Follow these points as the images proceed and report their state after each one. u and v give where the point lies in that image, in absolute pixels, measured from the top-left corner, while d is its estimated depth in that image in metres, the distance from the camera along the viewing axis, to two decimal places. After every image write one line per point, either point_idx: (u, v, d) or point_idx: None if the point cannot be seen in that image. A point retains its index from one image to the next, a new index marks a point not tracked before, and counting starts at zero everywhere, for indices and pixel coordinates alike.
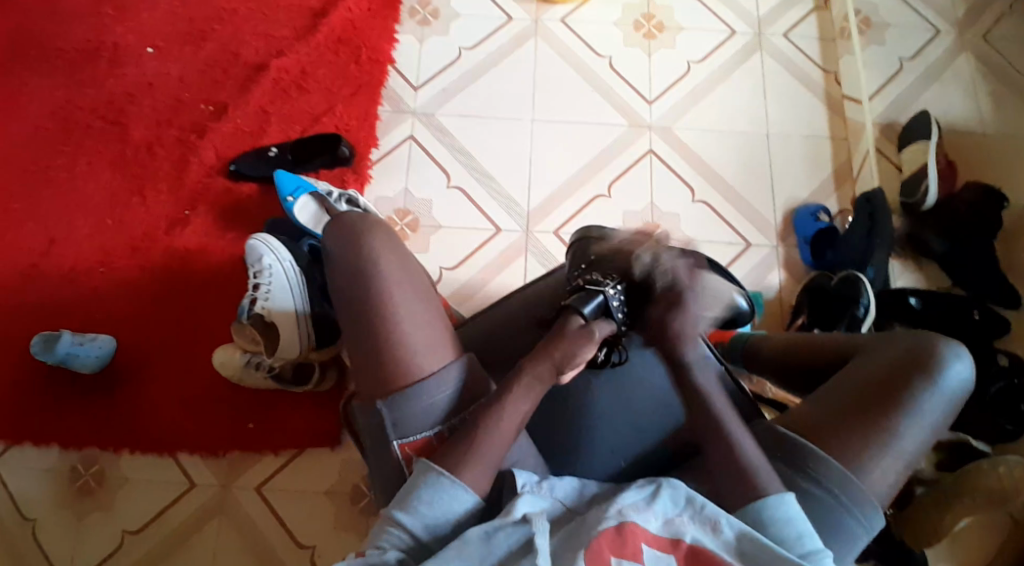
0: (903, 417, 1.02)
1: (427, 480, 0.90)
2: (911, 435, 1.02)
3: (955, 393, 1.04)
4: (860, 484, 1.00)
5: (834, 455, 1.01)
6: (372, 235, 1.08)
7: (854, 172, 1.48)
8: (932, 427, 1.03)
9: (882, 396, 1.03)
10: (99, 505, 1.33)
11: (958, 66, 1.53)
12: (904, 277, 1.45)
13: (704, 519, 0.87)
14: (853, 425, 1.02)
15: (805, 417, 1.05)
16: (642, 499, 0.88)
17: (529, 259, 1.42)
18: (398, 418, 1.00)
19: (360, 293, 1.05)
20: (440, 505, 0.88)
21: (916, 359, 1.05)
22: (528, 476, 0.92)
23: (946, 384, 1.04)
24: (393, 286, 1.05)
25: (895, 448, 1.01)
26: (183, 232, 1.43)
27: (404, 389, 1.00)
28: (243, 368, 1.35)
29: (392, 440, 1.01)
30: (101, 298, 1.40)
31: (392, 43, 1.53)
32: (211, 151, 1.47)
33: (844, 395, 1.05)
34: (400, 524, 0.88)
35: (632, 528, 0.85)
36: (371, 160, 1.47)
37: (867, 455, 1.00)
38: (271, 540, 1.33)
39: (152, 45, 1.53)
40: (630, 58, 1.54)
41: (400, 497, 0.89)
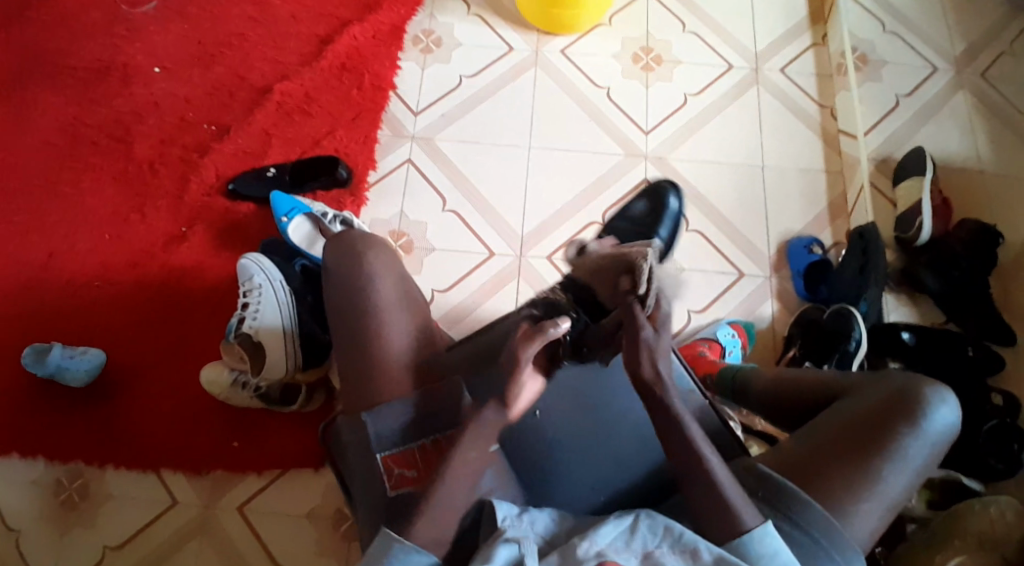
0: (887, 462, 1.02)
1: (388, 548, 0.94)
2: (894, 480, 1.02)
3: (939, 437, 1.04)
4: (840, 528, 1.00)
5: (815, 498, 1.01)
6: (373, 257, 1.13)
7: (849, 206, 1.49)
8: (916, 472, 1.03)
9: (867, 441, 1.03)
10: (82, 520, 1.34)
11: (954, 105, 1.54)
12: (898, 312, 1.45)
13: (683, 547, 0.91)
14: (835, 468, 1.02)
15: (789, 457, 1.05)
16: (621, 532, 0.91)
17: (521, 284, 1.43)
18: (381, 432, 1.04)
19: (354, 307, 1.09)
20: None
21: (902, 404, 1.05)
22: (508, 509, 0.96)
23: (932, 430, 1.04)
24: (387, 306, 1.10)
25: (878, 493, 1.01)
26: (180, 249, 1.45)
27: (386, 402, 1.05)
28: (230, 386, 1.36)
29: (377, 453, 1.03)
30: (96, 311, 1.42)
31: (394, 69, 1.56)
32: (212, 171, 1.49)
33: (829, 435, 1.05)
34: None
35: (611, 562, 0.88)
36: (367, 182, 1.48)
37: (850, 498, 1.01)
38: (251, 562, 1.33)
39: (160, 66, 1.56)
40: (629, 90, 1.55)
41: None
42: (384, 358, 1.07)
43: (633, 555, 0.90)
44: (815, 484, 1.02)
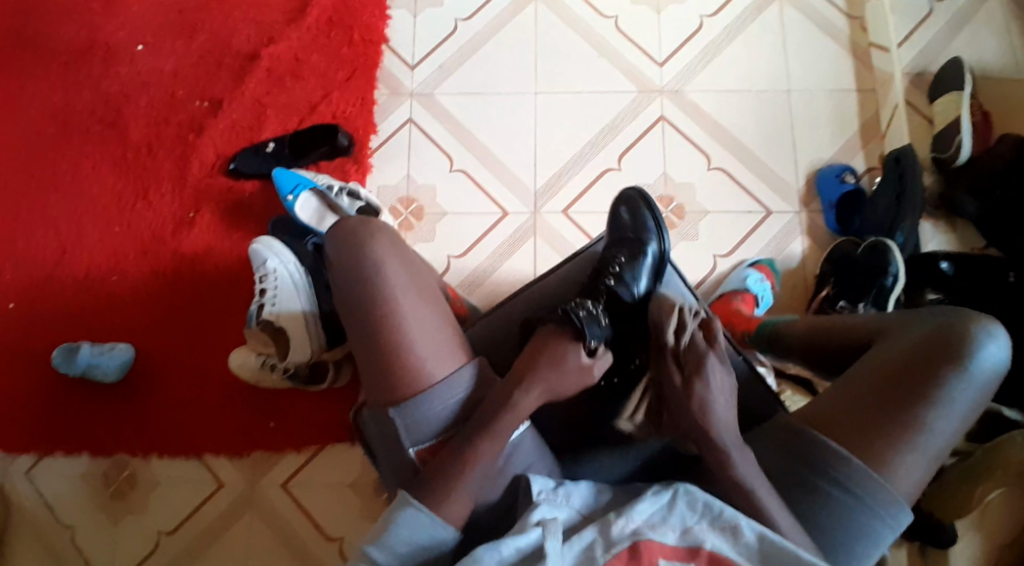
0: (929, 408, 0.93)
1: (405, 514, 0.92)
2: (939, 426, 0.94)
3: (984, 377, 0.95)
4: (885, 483, 0.92)
5: (855, 452, 0.94)
6: (376, 241, 1.04)
7: (882, 128, 1.40)
8: (961, 417, 0.94)
9: (907, 386, 0.95)
10: (134, 507, 1.37)
11: (992, 7, 1.42)
12: (936, 239, 1.37)
13: (724, 525, 0.87)
14: (876, 419, 0.94)
15: (827, 410, 0.97)
16: (660, 509, 0.88)
17: (539, 242, 1.38)
18: (410, 424, 0.99)
19: (364, 306, 1.01)
20: (412, 535, 0.92)
21: (944, 342, 0.96)
22: (543, 483, 0.93)
23: (975, 370, 0.95)
24: (399, 291, 1.02)
25: (921, 444, 0.93)
26: (189, 234, 1.42)
27: (415, 395, 0.98)
28: (258, 370, 1.35)
29: (407, 446, 0.99)
30: (115, 305, 1.41)
31: (385, 20, 1.47)
32: (209, 150, 1.44)
33: (869, 389, 0.96)
34: (374, 558, 0.92)
35: (648, 543, 0.85)
36: (370, 148, 1.42)
37: (892, 455, 0.93)
38: (301, 535, 1.36)
39: (142, 42, 1.50)
40: (640, 17, 1.46)
41: (375, 531, 0.92)
42: (404, 350, 0.99)
43: (671, 530, 0.87)
44: (855, 439, 0.94)
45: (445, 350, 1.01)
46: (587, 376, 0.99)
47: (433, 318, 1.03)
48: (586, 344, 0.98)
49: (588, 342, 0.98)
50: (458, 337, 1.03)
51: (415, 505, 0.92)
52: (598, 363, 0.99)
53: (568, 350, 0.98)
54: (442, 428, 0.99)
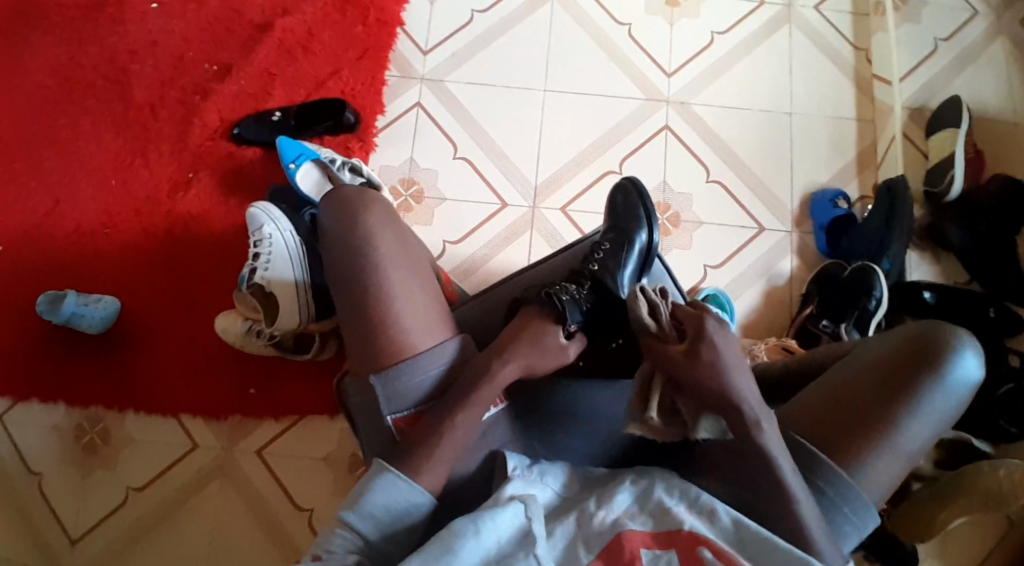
0: (903, 411, 0.95)
1: (382, 481, 0.91)
2: (912, 432, 0.95)
3: (960, 387, 0.96)
4: (855, 483, 0.94)
5: (827, 452, 0.95)
6: (371, 212, 1.03)
7: (878, 156, 1.43)
8: (935, 424, 0.95)
9: (884, 392, 0.95)
10: (104, 463, 1.37)
11: (995, 48, 1.47)
12: (920, 269, 1.41)
13: (700, 509, 0.87)
14: (850, 421, 0.96)
15: (805, 410, 0.98)
16: (634, 499, 0.89)
17: (535, 236, 1.40)
18: (392, 393, 0.97)
19: (353, 273, 1.00)
20: (391, 503, 0.90)
21: (924, 349, 0.96)
22: (519, 460, 0.94)
23: (951, 380, 0.96)
24: (389, 261, 1.01)
25: (893, 447, 0.94)
26: (186, 196, 1.43)
27: (398, 363, 0.97)
28: (244, 336, 1.35)
29: (385, 414, 0.97)
30: (104, 260, 1.41)
31: (402, 4, 1.49)
32: (213, 114, 1.45)
33: (848, 392, 0.97)
34: (349, 526, 0.89)
35: (628, 534, 0.85)
36: (376, 127, 1.44)
37: (864, 456, 0.94)
38: (271, 503, 1.36)
39: (156, 1, 1.51)
40: (651, 27, 1.49)
41: (352, 497, 0.90)
42: (390, 321, 0.98)
43: (648, 519, 0.87)
44: (828, 439, 0.96)
45: (430, 323, 1.00)
46: (563, 358, 1.01)
47: (420, 293, 1.01)
48: (564, 327, 1.01)
49: (568, 324, 1.01)
50: (444, 313, 1.02)
51: (393, 471, 0.91)
52: (573, 346, 1.02)
53: (549, 332, 1.00)
54: (422, 399, 0.98)
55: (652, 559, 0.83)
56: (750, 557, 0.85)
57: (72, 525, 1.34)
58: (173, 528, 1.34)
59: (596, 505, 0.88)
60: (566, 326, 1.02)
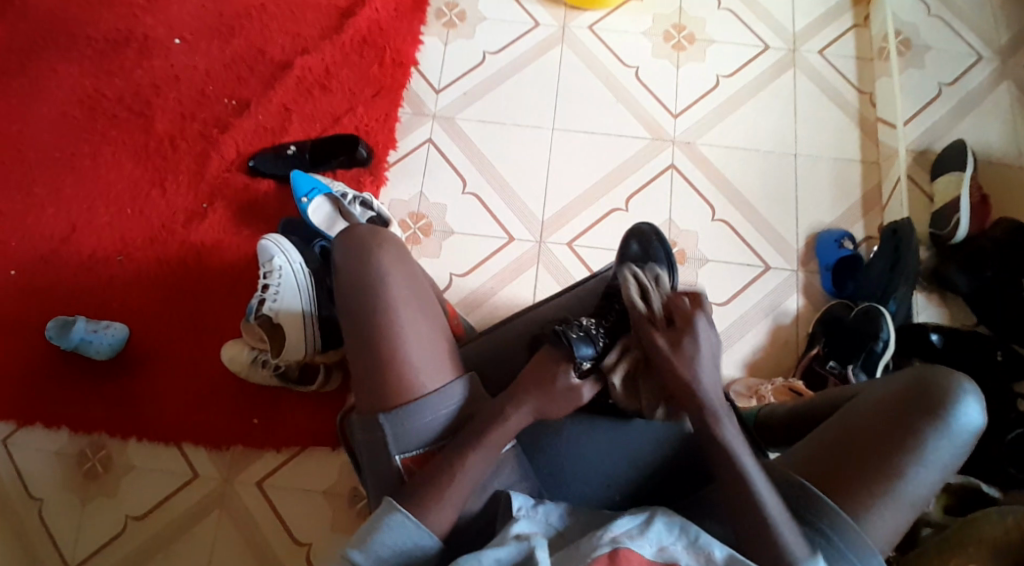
0: (908, 458, 0.93)
1: (391, 520, 0.89)
2: (916, 479, 0.92)
3: (964, 436, 0.94)
4: (858, 529, 0.91)
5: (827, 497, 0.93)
6: (382, 251, 1.02)
7: (883, 199, 1.45)
8: (939, 473, 0.93)
9: (886, 438, 0.94)
10: (104, 489, 1.36)
11: (998, 95, 1.49)
12: (926, 311, 1.41)
13: (699, 550, 0.87)
14: (850, 466, 0.94)
15: (806, 456, 0.97)
16: (636, 525, 0.88)
17: (541, 271, 1.41)
18: (400, 432, 0.96)
19: (362, 311, 0.99)
20: (397, 543, 0.89)
21: (925, 397, 0.95)
22: (524, 498, 0.92)
23: (955, 427, 0.94)
24: (400, 301, 0.99)
25: (897, 494, 0.92)
26: (199, 226, 1.45)
27: (409, 402, 0.96)
28: (249, 366, 1.36)
29: (394, 454, 0.96)
30: (116, 286, 1.42)
31: (416, 45, 1.54)
32: (230, 147, 1.49)
33: (850, 437, 0.95)
34: (355, 563, 0.88)
35: (626, 552, 0.84)
36: (388, 162, 1.47)
37: (866, 502, 0.92)
38: (269, 537, 1.34)
39: (179, 38, 1.56)
40: (658, 69, 1.53)
41: (359, 535, 0.89)
42: (398, 358, 0.97)
43: (648, 546, 0.86)
44: (829, 486, 0.94)
45: (439, 363, 0.99)
46: (575, 401, 0.95)
47: (430, 333, 1.00)
48: (577, 367, 0.95)
49: (578, 360, 0.94)
50: (451, 351, 1.02)
51: (402, 511, 0.89)
52: (588, 387, 0.95)
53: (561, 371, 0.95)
54: (433, 440, 0.97)
55: None
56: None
57: (69, 552, 1.33)
58: (170, 558, 1.33)
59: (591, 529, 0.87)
60: (578, 365, 0.95)
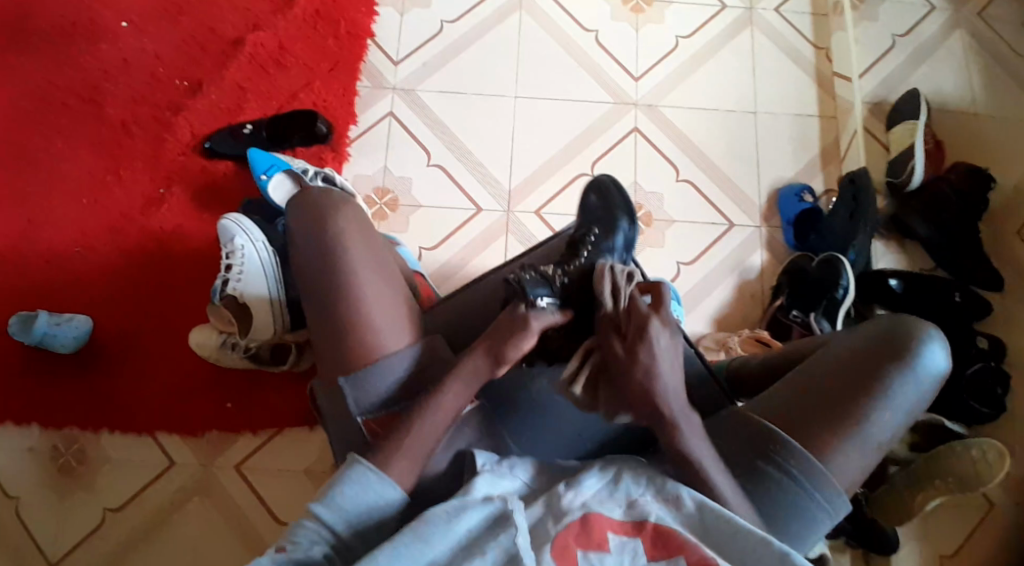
0: (875, 401, 0.96)
1: (354, 474, 0.89)
2: (883, 420, 0.96)
3: (928, 378, 0.97)
4: (825, 468, 0.94)
5: (796, 438, 0.96)
6: (340, 215, 1.02)
7: (841, 152, 1.48)
8: (904, 414, 0.97)
9: (853, 382, 0.97)
10: (81, 484, 1.34)
11: (949, 45, 1.52)
12: (886, 257, 1.44)
13: (667, 497, 0.89)
14: (818, 409, 0.97)
15: (776, 400, 1.00)
16: (604, 482, 0.90)
17: (510, 239, 1.41)
18: (361, 393, 0.97)
19: (324, 274, 0.99)
20: (361, 497, 0.88)
21: (891, 343, 0.98)
22: (487, 455, 0.94)
23: (919, 371, 0.97)
24: (360, 263, 1.00)
25: (863, 435, 0.95)
26: (159, 212, 1.42)
27: (368, 364, 0.97)
28: (219, 349, 1.34)
29: (354, 416, 0.97)
30: (77, 278, 1.39)
31: (372, 16, 1.51)
32: (186, 129, 1.45)
33: (819, 381, 0.98)
34: (319, 518, 0.87)
35: (595, 516, 0.86)
36: (349, 138, 1.45)
37: (833, 441, 0.95)
38: (251, 519, 1.34)
39: (126, 20, 1.51)
40: (618, 33, 1.53)
41: (321, 491, 0.88)
42: (358, 323, 0.98)
43: (617, 505, 0.89)
44: (797, 428, 0.97)
45: (398, 325, 1.00)
46: (524, 336, 0.93)
47: (388, 296, 1.01)
48: (526, 302, 0.94)
49: (531, 294, 0.94)
50: (411, 313, 1.02)
51: (367, 465, 0.89)
52: (539, 319, 0.94)
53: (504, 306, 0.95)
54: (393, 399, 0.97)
55: (619, 546, 0.84)
56: (712, 542, 0.87)
57: (48, 549, 1.31)
58: (151, 548, 1.32)
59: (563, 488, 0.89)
60: (529, 299, 0.94)
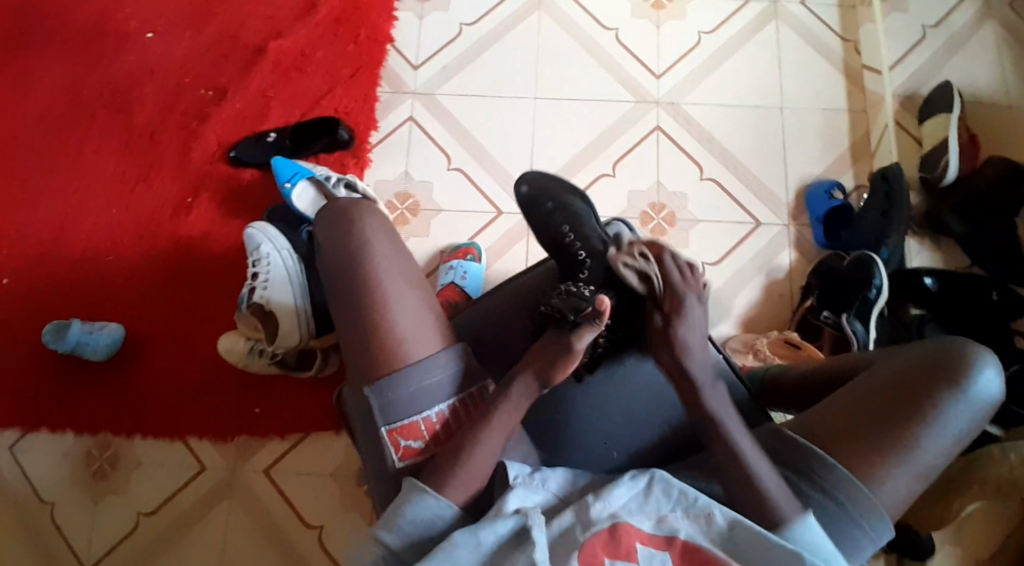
0: (926, 426, 0.92)
1: (414, 499, 0.90)
2: (932, 446, 0.92)
3: (983, 403, 0.94)
4: (869, 493, 0.92)
5: (842, 461, 0.93)
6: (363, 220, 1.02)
7: (872, 147, 1.44)
8: (955, 439, 0.93)
9: (902, 405, 0.93)
10: (114, 488, 1.37)
11: (984, 34, 1.47)
12: (920, 256, 1.40)
13: (698, 513, 0.88)
14: (862, 430, 0.94)
15: (820, 421, 0.96)
16: (635, 493, 0.89)
17: (531, 242, 1.40)
18: (386, 402, 0.96)
19: (347, 284, 0.99)
20: (423, 521, 0.90)
21: (944, 367, 0.94)
22: (520, 468, 0.93)
23: (973, 396, 0.93)
24: (388, 272, 1.00)
25: (912, 461, 0.92)
26: (185, 220, 1.44)
27: (396, 374, 0.96)
28: (247, 354, 1.35)
29: (379, 426, 0.96)
30: (108, 286, 1.42)
31: (391, 21, 1.52)
32: (211, 138, 1.47)
33: (866, 403, 0.95)
34: (384, 542, 0.90)
35: (625, 526, 0.86)
36: (370, 143, 1.46)
37: (879, 466, 0.92)
38: (280, 522, 1.36)
39: (151, 30, 1.54)
40: (638, 30, 1.50)
41: (386, 517, 0.90)
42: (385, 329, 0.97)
43: (646, 518, 0.88)
44: (840, 447, 0.94)
45: (429, 331, 0.99)
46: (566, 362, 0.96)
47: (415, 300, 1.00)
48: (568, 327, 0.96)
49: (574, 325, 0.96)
50: (441, 322, 1.01)
51: (424, 493, 0.90)
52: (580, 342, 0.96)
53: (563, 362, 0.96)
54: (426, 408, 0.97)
55: (646, 556, 0.85)
56: (741, 557, 0.86)
57: (84, 552, 1.34)
58: (182, 551, 1.34)
59: (593, 497, 0.88)
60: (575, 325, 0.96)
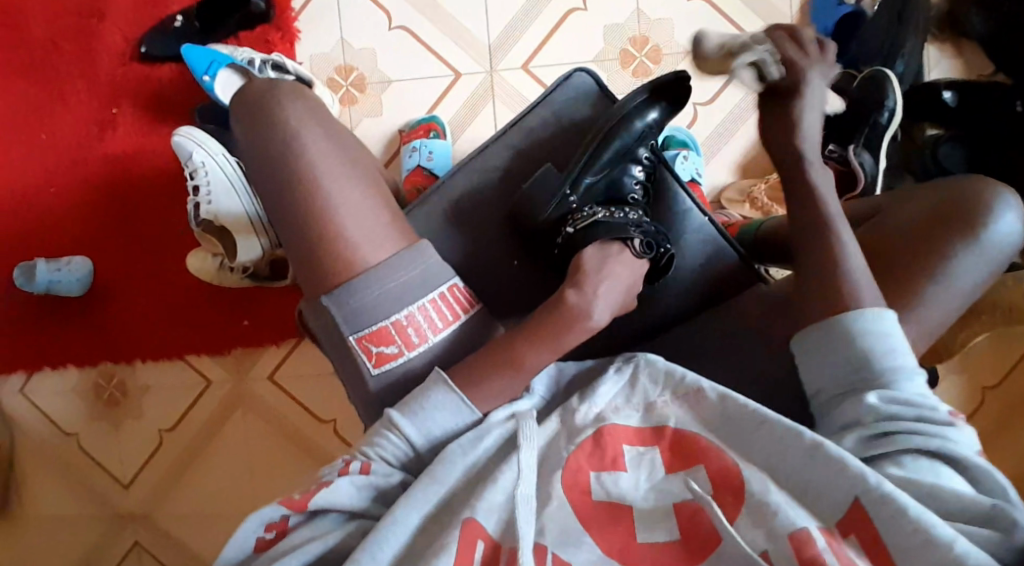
0: (934, 282, 0.85)
1: (437, 390, 0.82)
2: (940, 303, 0.86)
3: (998, 250, 0.86)
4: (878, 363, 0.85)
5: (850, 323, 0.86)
6: (287, 106, 0.90)
7: None
8: (963, 296, 0.86)
9: (909, 263, 0.87)
10: (130, 412, 1.31)
11: None
12: (940, 67, 1.23)
13: (684, 391, 0.81)
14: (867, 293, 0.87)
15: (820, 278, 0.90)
16: (622, 387, 0.83)
17: (497, 105, 1.24)
18: (349, 312, 0.88)
19: (292, 233, 0.89)
20: (443, 419, 0.82)
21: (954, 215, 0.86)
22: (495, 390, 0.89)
23: (987, 245, 0.86)
24: (319, 166, 0.88)
25: (919, 323, 0.85)
26: (115, 136, 1.27)
27: (349, 280, 0.87)
28: (218, 272, 1.22)
29: (348, 337, 0.88)
30: (54, 219, 1.29)
31: None
32: (117, 35, 1.27)
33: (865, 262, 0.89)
34: (400, 432, 0.81)
35: (610, 430, 0.78)
36: (292, 9, 1.24)
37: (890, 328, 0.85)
38: (294, 420, 1.31)
39: None
40: None
41: (404, 400, 0.82)
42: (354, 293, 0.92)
43: (634, 412, 0.81)
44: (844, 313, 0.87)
45: (384, 233, 0.89)
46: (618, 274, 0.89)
47: (358, 192, 0.90)
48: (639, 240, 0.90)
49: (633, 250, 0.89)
50: (391, 216, 0.91)
51: (451, 391, 0.82)
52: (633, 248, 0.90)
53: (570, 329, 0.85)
54: (395, 309, 0.88)
55: (635, 460, 0.76)
56: (735, 435, 0.77)
57: (119, 472, 1.32)
58: (213, 460, 1.31)
59: (579, 400, 0.82)
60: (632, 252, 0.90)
